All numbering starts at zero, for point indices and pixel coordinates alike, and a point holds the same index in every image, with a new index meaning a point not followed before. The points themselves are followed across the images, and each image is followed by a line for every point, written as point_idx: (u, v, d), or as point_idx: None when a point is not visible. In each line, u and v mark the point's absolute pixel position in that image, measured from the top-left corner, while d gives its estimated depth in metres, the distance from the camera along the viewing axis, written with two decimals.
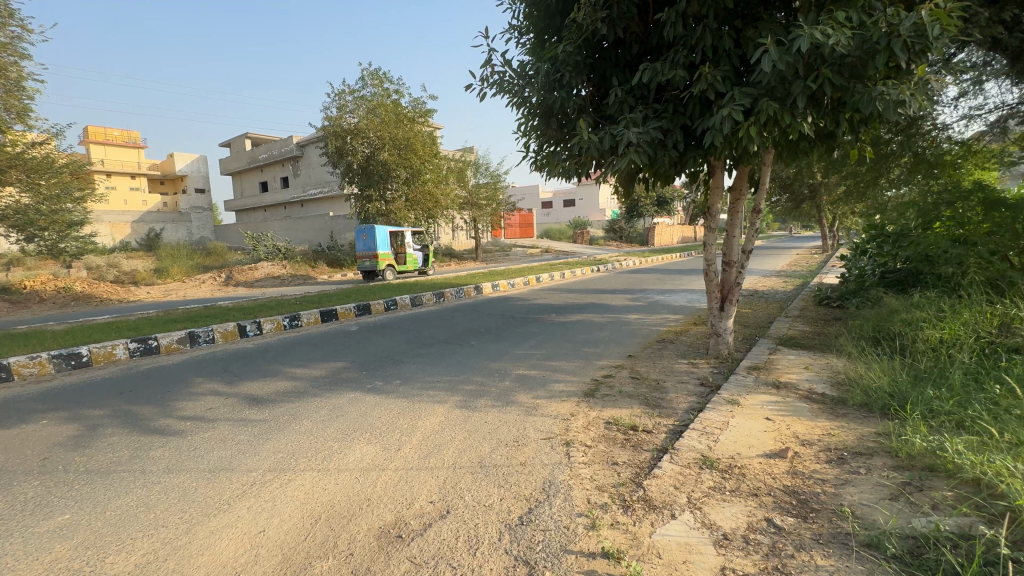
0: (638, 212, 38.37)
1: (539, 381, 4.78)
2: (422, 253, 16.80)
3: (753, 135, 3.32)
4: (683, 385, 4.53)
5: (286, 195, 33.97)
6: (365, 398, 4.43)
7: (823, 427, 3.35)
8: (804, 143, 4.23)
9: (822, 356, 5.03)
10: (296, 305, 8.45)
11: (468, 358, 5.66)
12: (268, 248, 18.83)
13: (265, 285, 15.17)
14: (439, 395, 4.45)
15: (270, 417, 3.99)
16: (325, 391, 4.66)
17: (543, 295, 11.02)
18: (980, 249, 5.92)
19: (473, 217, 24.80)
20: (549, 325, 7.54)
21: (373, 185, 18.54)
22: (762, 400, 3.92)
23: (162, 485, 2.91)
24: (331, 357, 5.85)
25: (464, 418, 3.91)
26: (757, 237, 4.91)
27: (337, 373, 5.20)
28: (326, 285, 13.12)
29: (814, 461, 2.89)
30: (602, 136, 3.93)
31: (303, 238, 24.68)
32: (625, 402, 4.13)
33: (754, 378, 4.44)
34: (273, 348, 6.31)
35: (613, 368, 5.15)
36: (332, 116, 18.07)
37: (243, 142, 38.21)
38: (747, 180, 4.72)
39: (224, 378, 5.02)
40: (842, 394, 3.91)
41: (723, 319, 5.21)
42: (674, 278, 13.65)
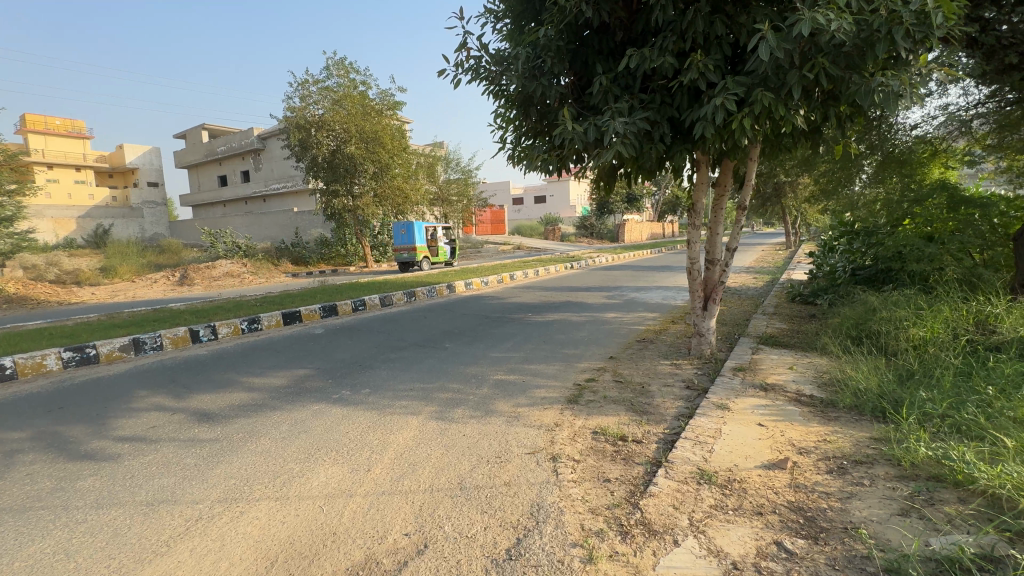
0: (608, 209, 38.66)
1: (519, 387, 4.52)
2: (451, 246, 18.67)
3: (748, 127, 3.14)
4: (668, 389, 4.36)
5: (246, 189, 32.50)
6: (330, 410, 4.06)
7: (817, 433, 3.22)
8: (791, 137, 4.11)
9: (804, 355, 4.96)
10: (255, 306, 7.91)
11: (442, 362, 5.34)
12: (227, 245, 17.86)
13: (224, 285, 14.34)
14: (412, 405, 4.13)
15: (222, 436, 3.58)
16: (286, 402, 4.27)
17: (517, 293, 10.76)
18: (952, 246, 6.00)
19: (444, 213, 24.32)
20: (525, 325, 7.29)
21: (339, 180, 17.80)
22: (752, 404, 3.77)
23: (88, 525, 2.50)
24: (293, 363, 5.42)
25: (440, 431, 3.61)
26: (742, 235, 4.78)
27: (300, 381, 4.80)
28: (288, 285, 12.47)
29: (815, 472, 2.74)
30: (586, 127, 3.70)
31: (265, 235, 23.61)
32: (611, 409, 3.92)
33: (740, 380, 4.31)
34: (229, 355, 5.82)
35: (595, 371, 4.94)
36: (295, 106, 17.21)
37: (199, 133, 36.33)
38: (732, 175, 4.57)
39: (172, 391, 4.55)
40: (831, 396, 3.81)
41: (706, 319, 5.07)
42: (647, 275, 13.66)
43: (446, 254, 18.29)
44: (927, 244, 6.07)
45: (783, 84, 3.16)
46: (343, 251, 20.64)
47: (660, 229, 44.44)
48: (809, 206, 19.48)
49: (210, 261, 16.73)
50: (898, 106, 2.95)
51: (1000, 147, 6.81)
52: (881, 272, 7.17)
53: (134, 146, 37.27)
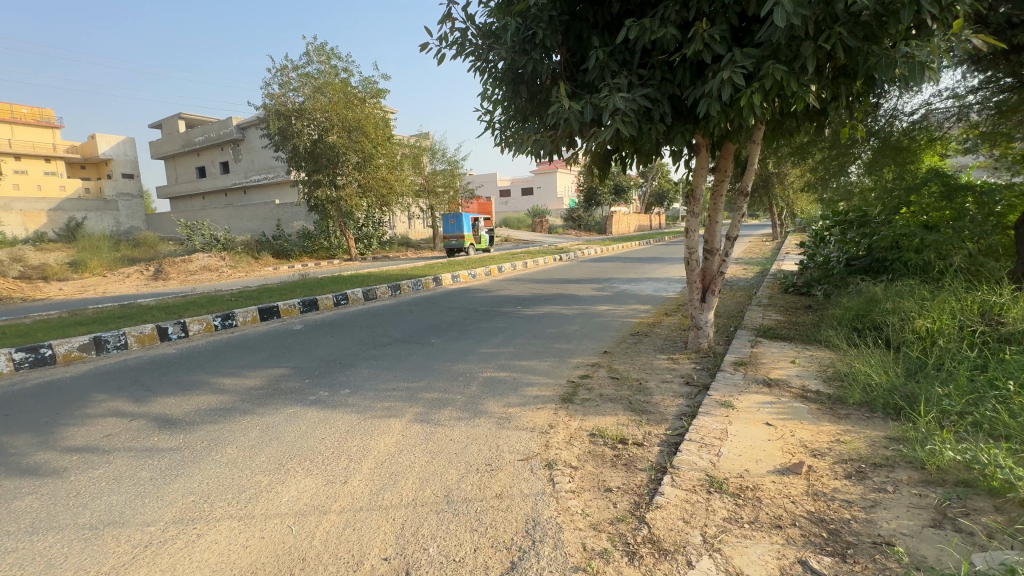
0: (595, 201, 38.34)
1: (510, 385, 4.26)
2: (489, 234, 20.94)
3: (758, 103, 2.89)
4: (667, 385, 4.13)
5: (226, 181, 31.57)
6: (306, 413, 3.76)
7: (829, 433, 3.01)
8: (796, 117, 3.88)
9: (805, 348, 4.77)
10: (230, 301, 7.52)
11: (428, 360, 5.05)
12: (204, 238, 17.24)
13: (201, 279, 13.80)
14: (395, 406, 3.84)
15: (184, 445, 3.25)
16: (258, 405, 3.94)
17: (505, 286, 10.47)
18: (954, 235, 5.83)
19: (430, 204, 23.83)
20: (514, 318, 7.02)
21: (321, 170, 17.25)
22: (757, 401, 3.56)
23: (16, 556, 2.17)
24: (268, 362, 5.09)
25: (425, 435, 3.33)
26: (742, 223, 4.53)
27: (275, 382, 4.47)
28: (267, 279, 12.00)
29: (833, 478, 2.53)
30: (583, 106, 3.42)
31: (244, 228, 22.88)
32: (608, 408, 3.68)
33: (742, 375, 4.09)
34: (200, 354, 5.46)
35: (590, 367, 4.70)
36: (274, 93, 16.57)
37: (175, 123, 35.16)
38: (733, 159, 4.32)
39: (133, 394, 4.19)
40: (839, 391, 3.62)
41: (704, 312, 4.85)
42: (636, 267, 13.47)
43: (485, 242, 20.44)
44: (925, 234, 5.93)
45: (796, 56, 2.91)
46: (327, 244, 20.11)
47: (647, 220, 44.39)
48: (799, 195, 19.37)
49: (186, 255, 16.13)
50: (925, 78, 2.71)
51: (996, 134, 6.53)
52: (876, 262, 7.01)
53: (107, 137, 35.94)
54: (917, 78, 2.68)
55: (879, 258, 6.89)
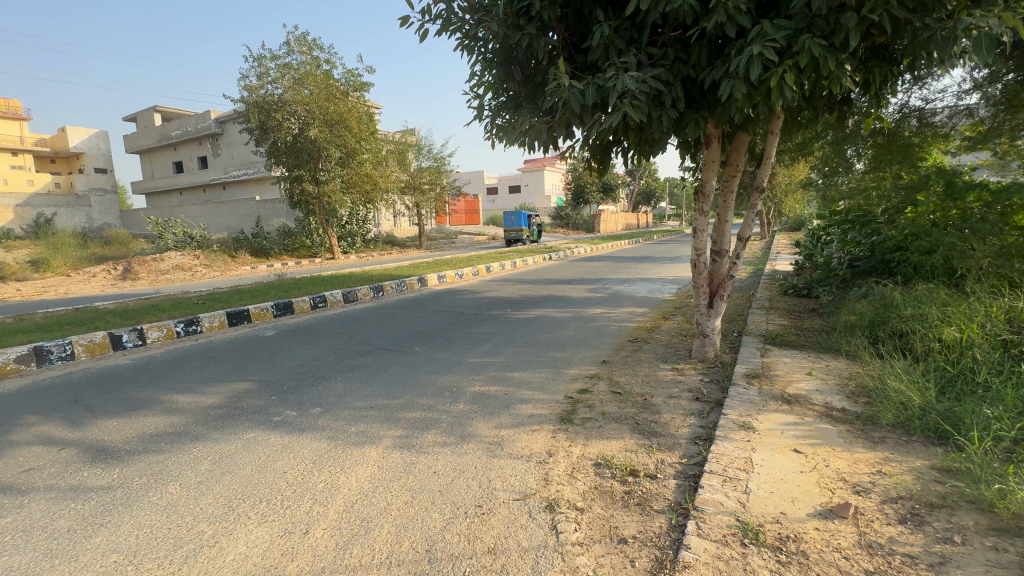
0: (584, 199, 37.99)
1: (502, 402, 3.82)
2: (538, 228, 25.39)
3: (791, 84, 2.51)
4: (675, 402, 3.74)
5: (203, 176, 30.46)
6: (268, 438, 3.28)
7: (867, 462, 2.65)
8: (818, 105, 3.51)
9: (820, 358, 4.41)
10: (196, 305, 6.96)
11: (410, 372, 4.58)
12: (177, 236, 16.43)
13: (173, 279, 13.08)
14: (372, 429, 3.38)
15: (118, 483, 2.75)
16: (212, 429, 3.45)
17: (493, 287, 10.00)
18: (976, 236, 5.45)
19: (416, 202, 23.19)
20: (504, 323, 6.58)
21: (302, 165, 16.49)
22: (779, 423, 3.18)
23: None
24: (231, 375, 4.58)
25: (404, 466, 2.88)
26: (756, 222, 4.13)
27: (237, 399, 3.97)
28: (241, 279, 11.34)
29: (886, 523, 2.15)
30: (586, 88, 3.03)
31: (222, 225, 22.05)
32: (613, 431, 3.27)
33: (758, 391, 3.70)
34: (158, 365, 4.93)
35: (588, 380, 4.29)
36: (251, 86, 15.87)
37: (150, 116, 33.92)
38: (746, 152, 3.97)
39: (69, 416, 3.66)
40: (867, 409, 3.28)
41: (711, 319, 4.45)
42: (627, 267, 13.12)
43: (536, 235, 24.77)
44: (939, 233, 5.63)
45: (834, 29, 2.54)
46: (308, 242, 19.38)
47: (635, 219, 44.36)
48: (790, 191, 19.11)
49: (157, 254, 15.34)
50: (991, 53, 2.35)
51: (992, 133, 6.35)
52: (884, 264, 6.80)
53: (77, 130, 34.47)
54: (982, 53, 2.32)
55: (885, 259, 6.77)
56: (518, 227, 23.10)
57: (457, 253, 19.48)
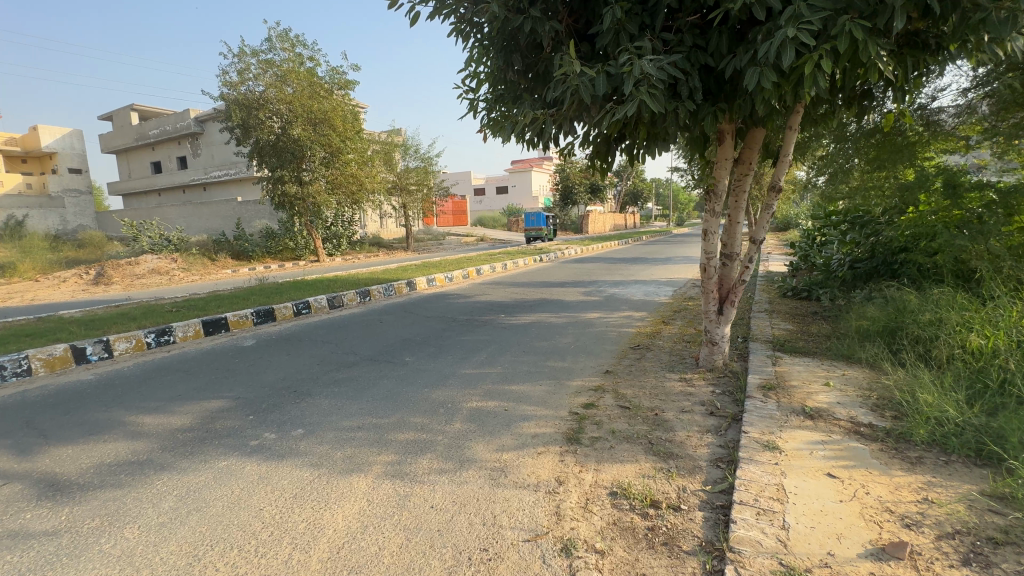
0: (572, 199, 37.79)
1: (501, 420, 3.52)
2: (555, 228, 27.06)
3: (829, 70, 2.28)
4: (688, 417, 3.48)
5: (182, 176, 29.56)
6: (242, 467, 2.93)
7: (911, 488, 2.41)
8: (838, 98, 3.32)
9: (834, 366, 4.20)
10: (169, 312, 6.53)
11: (400, 386, 4.25)
12: (153, 239, 15.80)
13: (148, 284, 12.48)
14: (360, 454, 3.06)
15: (65, 527, 2.38)
16: (180, 456, 3.08)
17: (484, 290, 9.67)
18: (987, 236, 5.27)
19: (402, 203, 22.73)
20: (498, 329, 6.28)
21: (285, 165, 15.97)
22: (805, 442, 2.93)
23: None
24: (205, 392, 4.20)
25: (398, 499, 2.57)
26: (770, 223, 3.86)
27: (210, 420, 3.61)
28: (220, 284, 10.84)
29: (948, 564, 1.90)
30: (596, 77, 2.76)
31: (202, 227, 21.35)
32: (626, 453, 2.98)
33: (776, 405, 3.45)
34: (125, 380, 4.53)
35: (593, 393, 4.00)
36: (231, 82, 15.30)
37: (127, 115, 32.89)
38: (759, 149, 3.73)
39: (18, 443, 3.27)
40: (896, 424, 3.06)
41: (721, 326, 4.19)
42: (619, 269, 12.90)
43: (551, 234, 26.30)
44: (948, 234, 5.45)
45: (874, 10, 2.31)
46: (291, 244, 18.84)
47: (622, 219, 44.37)
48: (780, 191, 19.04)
49: (132, 257, 14.72)
50: None
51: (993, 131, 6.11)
52: (885, 265, 6.73)
53: (49, 128, 33.17)
54: None
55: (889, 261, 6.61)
56: (538, 227, 24.73)
57: (446, 255, 19.10)
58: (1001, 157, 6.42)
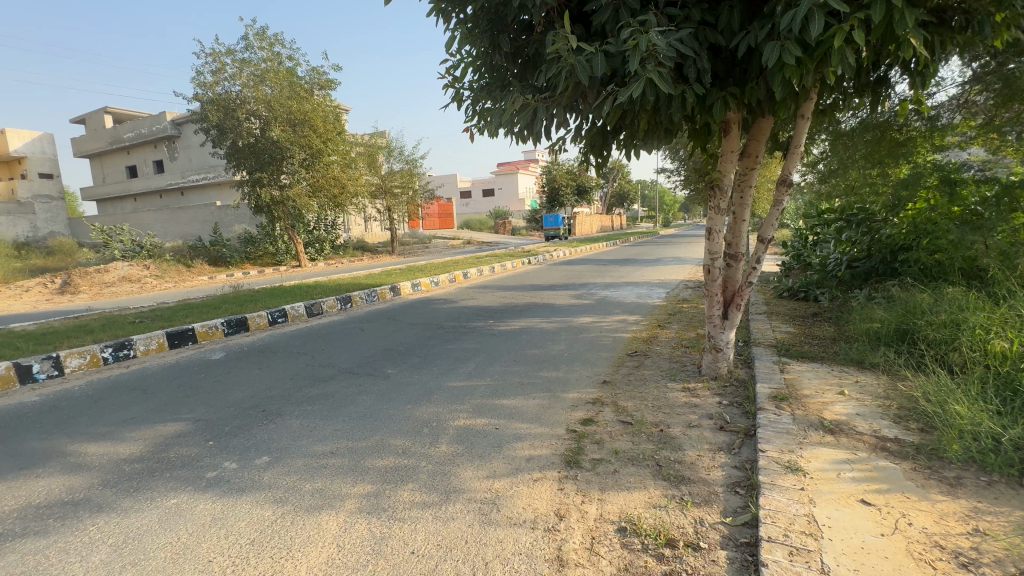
0: (559, 202, 37.53)
1: (492, 441, 3.17)
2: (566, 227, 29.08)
3: (862, 42, 2.00)
4: (697, 433, 3.19)
5: (159, 180, 28.70)
6: (194, 506, 2.54)
7: (958, 518, 2.13)
8: (852, 81, 3.07)
9: (845, 372, 3.95)
10: (130, 324, 6.06)
11: (380, 402, 3.88)
12: (125, 245, 15.14)
13: (116, 293, 11.85)
14: (332, 486, 2.69)
15: None
16: (123, 494, 2.68)
17: (471, 295, 9.30)
18: (991, 233, 5.10)
19: (387, 206, 22.20)
20: (487, 337, 5.93)
21: (263, 167, 15.43)
22: (829, 461, 2.64)
23: None
24: (164, 413, 3.80)
25: (374, 542, 2.21)
26: (778, 221, 3.57)
27: (164, 447, 3.21)
28: (192, 292, 10.29)
29: None
30: (595, 56, 2.46)
31: (178, 232, 20.63)
32: (631, 478, 2.66)
33: (792, 417, 3.17)
34: (74, 400, 4.10)
35: (591, 406, 3.69)
36: (206, 82, 14.76)
37: (100, 119, 31.86)
38: (766, 141, 3.48)
39: None
40: (925, 439, 2.79)
41: (725, 332, 3.92)
42: (608, 271, 12.64)
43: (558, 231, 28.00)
44: (954, 232, 5.26)
45: None
46: (272, 249, 18.28)
47: (608, 221, 44.38)
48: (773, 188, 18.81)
49: (102, 265, 14.04)
50: None
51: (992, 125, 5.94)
52: (884, 264, 6.47)
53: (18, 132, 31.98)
54: None
55: (888, 259, 6.44)
56: None
57: (431, 259, 18.71)
58: (998, 153, 6.29)
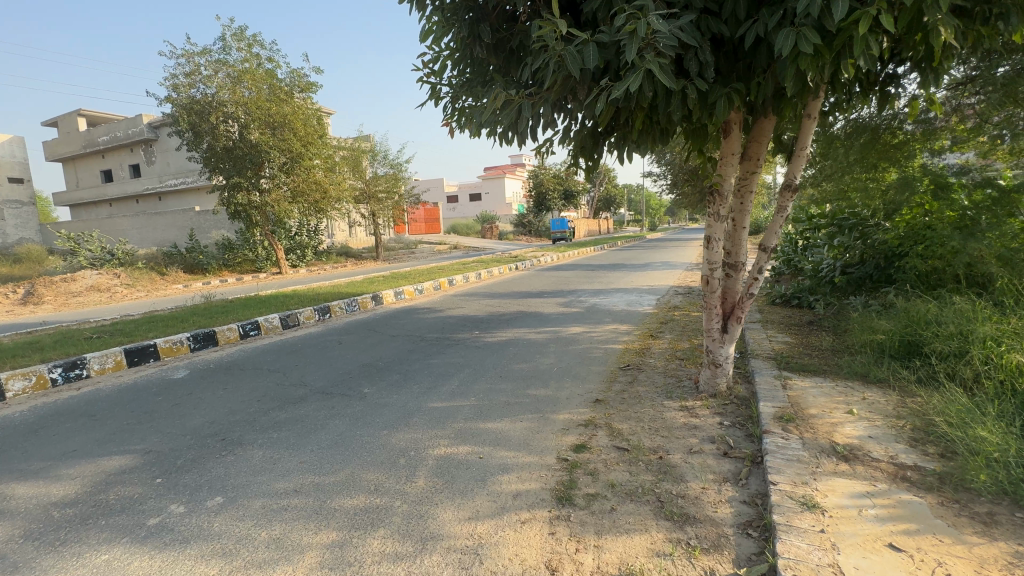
0: (546, 206, 37.38)
1: (475, 473, 2.86)
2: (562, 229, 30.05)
3: (891, 29, 1.77)
4: (699, 460, 2.92)
5: (135, 185, 27.87)
6: (127, 564, 2.19)
7: (1002, 568, 1.88)
8: (862, 77, 2.86)
9: (851, 388, 3.73)
10: (86, 340, 5.62)
11: (353, 428, 3.54)
12: (94, 252, 14.49)
13: (82, 303, 11.27)
14: (291, 534, 2.36)
15: None
16: (45, 549, 2.31)
17: (456, 304, 8.98)
18: (988, 239, 4.96)
19: (371, 211, 21.74)
20: (472, 350, 5.62)
21: (241, 171, 14.93)
22: (848, 494, 2.39)
23: None
24: (110, 444, 3.42)
25: None
26: (782, 229, 3.34)
27: (104, 487, 2.84)
28: (162, 302, 9.78)
29: None
30: (586, 45, 2.19)
31: (153, 238, 19.93)
32: (631, 518, 2.37)
33: (801, 442, 2.92)
34: (11, 430, 3.69)
35: (583, 429, 3.41)
36: (179, 84, 14.24)
37: (73, 121, 30.85)
38: (768, 142, 3.28)
39: None
40: (949, 466, 2.55)
41: (724, 346, 3.67)
42: (597, 276, 12.41)
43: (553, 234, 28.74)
44: (954, 238, 5.10)
45: None
46: (251, 255, 17.73)
47: (595, 225, 44.41)
48: (763, 192, 18.90)
49: (68, 273, 13.40)
50: None
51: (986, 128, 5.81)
52: (879, 271, 6.34)
53: None
54: None
55: (883, 266, 6.30)
56: None
57: (417, 265, 18.33)
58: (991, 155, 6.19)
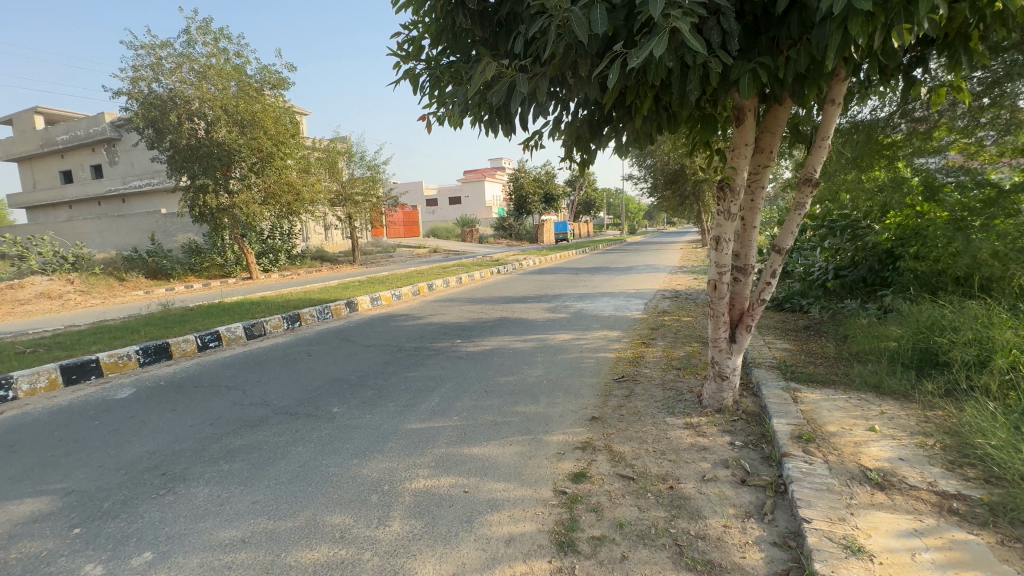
0: (527, 209, 37.05)
1: (459, 512, 2.45)
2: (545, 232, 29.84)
3: None
4: (715, 490, 2.57)
5: (96, 187, 26.50)
6: None
7: None
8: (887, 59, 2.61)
9: (867, 400, 3.45)
10: (18, 356, 5.00)
11: (319, 457, 3.08)
12: (45, 257, 13.53)
13: (27, 312, 10.39)
14: None
15: None
16: None
17: (437, 310, 8.53)
18: (990, 237, 4.79)
19: (348, 214, 21.02)
20: (453, 361, 5.20)
21: (207, 171, 14.12)
22: (895, 533, 2.06)
23: None
24: (25, 483, 2.87)
25: None
26: (797, 230, 3.02)
27: (5, 543, 2.32)
28: (118, 311, 9.05)
29: None
30: (596, 5, 1.83)
31: (114, 242, 18.87)
32: (646, 570, 2.00)
33: (826, 466, 2.60)
34: None
35: (580, 453, 3.04)
36: (139, 80, 13.42)
37: (30, 119, 29.26)
38: (781, 134, 3.02)
39: None
40: (1000, 495, 2.24)
41: (732, 356, 3.35)
42: (582, 280, 12.12)
43: None
44: (958, 238, 4.90)
45: None
46: (219, 260, 16.89)
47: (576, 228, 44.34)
48: None
49: (15, 280, 12.43)
50: None
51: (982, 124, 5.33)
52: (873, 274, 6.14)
53: None
54: None
55: (879, 268, 6.12)
56: None
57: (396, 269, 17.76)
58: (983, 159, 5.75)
